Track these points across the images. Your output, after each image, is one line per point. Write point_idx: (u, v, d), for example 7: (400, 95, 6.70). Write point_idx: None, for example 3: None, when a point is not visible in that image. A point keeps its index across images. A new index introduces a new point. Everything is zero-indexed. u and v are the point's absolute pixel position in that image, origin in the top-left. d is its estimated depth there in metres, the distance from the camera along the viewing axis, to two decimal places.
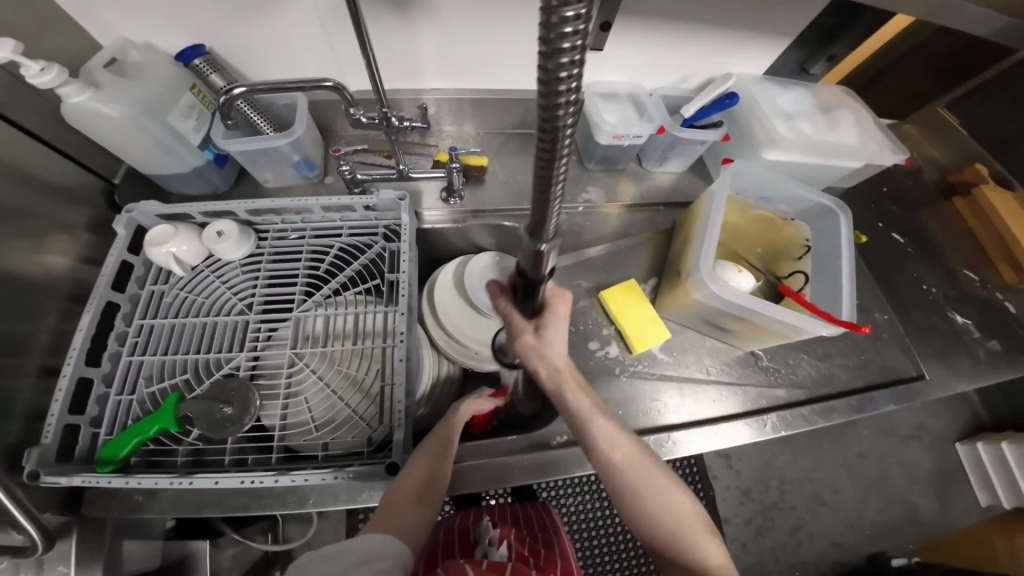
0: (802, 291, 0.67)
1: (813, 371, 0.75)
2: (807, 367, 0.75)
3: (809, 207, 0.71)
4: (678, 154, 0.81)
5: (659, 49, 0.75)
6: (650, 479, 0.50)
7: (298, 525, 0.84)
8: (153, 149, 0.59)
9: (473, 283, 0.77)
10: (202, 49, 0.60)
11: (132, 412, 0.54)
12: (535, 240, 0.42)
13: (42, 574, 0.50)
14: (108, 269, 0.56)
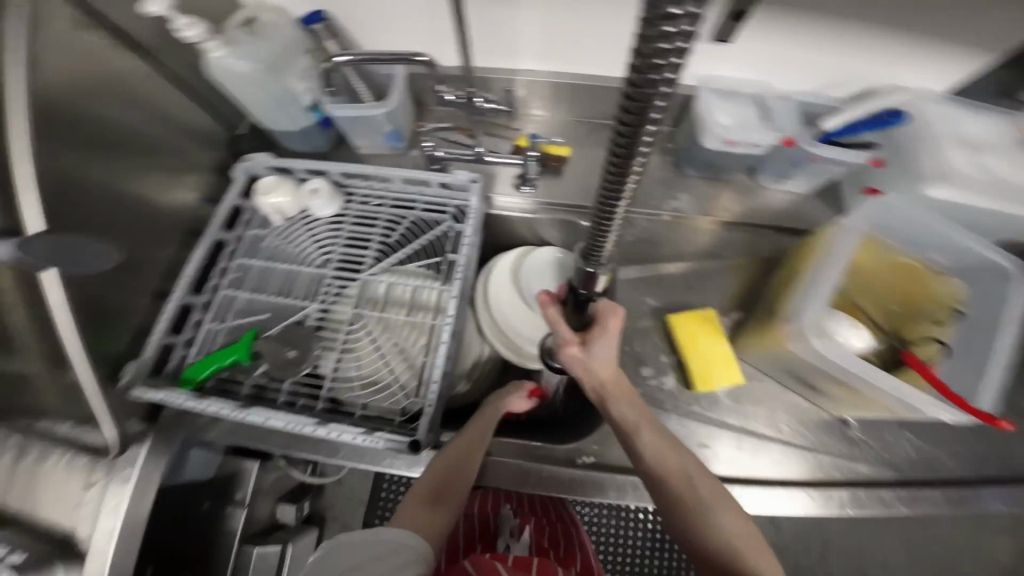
0: (931, 363, 0.53)
1: (925, 462, 0.59)
2: (916, 455, 0.60)
3: (971, 260, 0.55)
4: (802, 173, 0.69)
5: (804, 46, 0.61)
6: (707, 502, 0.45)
7: None
8: (271, 105, 0.65)
9: (532, 278, 0.75)
10: (322, 15, 0.64)
11: (218, 339, 0.62)
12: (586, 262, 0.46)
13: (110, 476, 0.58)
14: (222, 211, 0.65)
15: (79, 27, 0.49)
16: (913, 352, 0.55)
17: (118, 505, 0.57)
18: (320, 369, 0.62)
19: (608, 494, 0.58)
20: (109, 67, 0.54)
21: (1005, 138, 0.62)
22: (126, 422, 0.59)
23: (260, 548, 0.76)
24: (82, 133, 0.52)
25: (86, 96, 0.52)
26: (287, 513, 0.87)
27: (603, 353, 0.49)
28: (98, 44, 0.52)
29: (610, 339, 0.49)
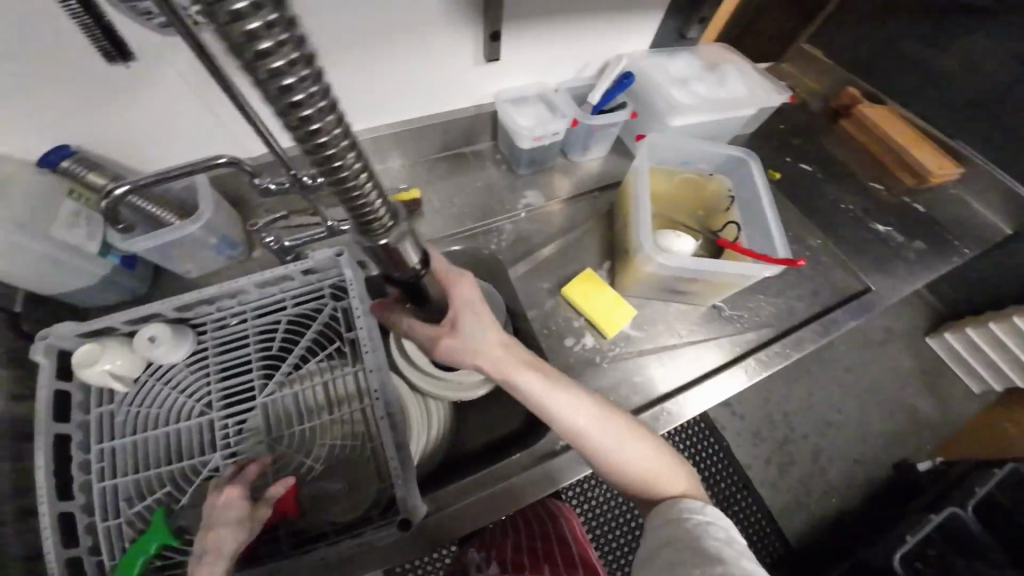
0: (737, 239, 0.71)
1: (772, 308, 0.80)
2: (766, 306, 0.80)
3: (723, 161, 0.76)
4: (598, 140, 0.86)
5: (553, 46, 0.77)
6: (614, 435, 0.52)
7: None
8: (37, 272, 0.53)
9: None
10: (67, 150, 0.53)
11: (126, 534, 0.51)
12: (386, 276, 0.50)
13: None
14: (41, 405, 0.51)
15: None
16: (724, 237, 0.72)
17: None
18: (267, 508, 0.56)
19: None
20: None
21: (696, 69, 0.87)
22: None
23: None
24: None
25: None
26: None
27: (480, 336, 0.54)
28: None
29: (480, 317, 0.55)
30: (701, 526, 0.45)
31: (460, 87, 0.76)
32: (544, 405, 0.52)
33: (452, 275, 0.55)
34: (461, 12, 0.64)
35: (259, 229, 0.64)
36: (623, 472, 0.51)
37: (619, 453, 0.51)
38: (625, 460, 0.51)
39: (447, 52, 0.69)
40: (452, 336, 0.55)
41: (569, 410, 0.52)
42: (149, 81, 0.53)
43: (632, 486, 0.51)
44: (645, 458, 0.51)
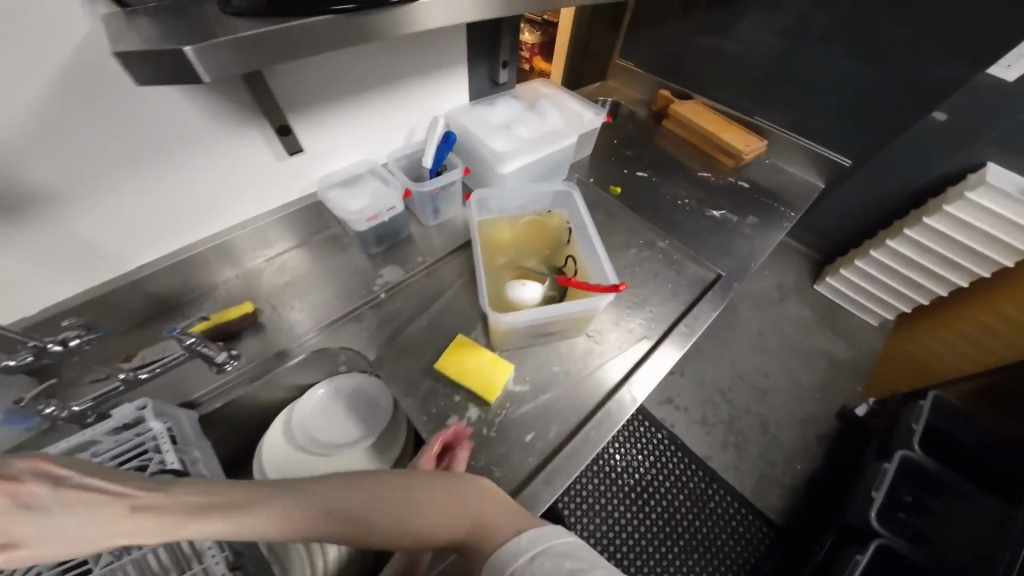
0: (580, 271, 0.72)
1: (642, 318, 0.83)
2: (637, 319, 0.82)
3: (553, 195, 0.81)
4: (443, 201, 0.86)
5: (360, 120, 0.78)
6: (392, 502, 0.45)
7: None
8: None
9: (318, 420, 0.74)
10: None
11: None
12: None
13: None
14: None
15: None
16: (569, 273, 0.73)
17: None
18: None
19: None
20: None
21: (517, 112, 0.90)
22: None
23: None
24: None
25: None
26: None
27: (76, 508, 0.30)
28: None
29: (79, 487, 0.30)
30: (532, 556, 0.41)
31: (273, 184, 0.74)
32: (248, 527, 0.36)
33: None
34: (232, 115, 0.62)
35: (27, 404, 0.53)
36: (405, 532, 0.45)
37: (395, 511, 0.45)
38: (392, 514, 0.44)
39: (241, 158, 0.67)
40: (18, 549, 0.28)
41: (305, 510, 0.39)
42: None
43: (441, 532, 0.46)
44: (423, 503, 0.46)
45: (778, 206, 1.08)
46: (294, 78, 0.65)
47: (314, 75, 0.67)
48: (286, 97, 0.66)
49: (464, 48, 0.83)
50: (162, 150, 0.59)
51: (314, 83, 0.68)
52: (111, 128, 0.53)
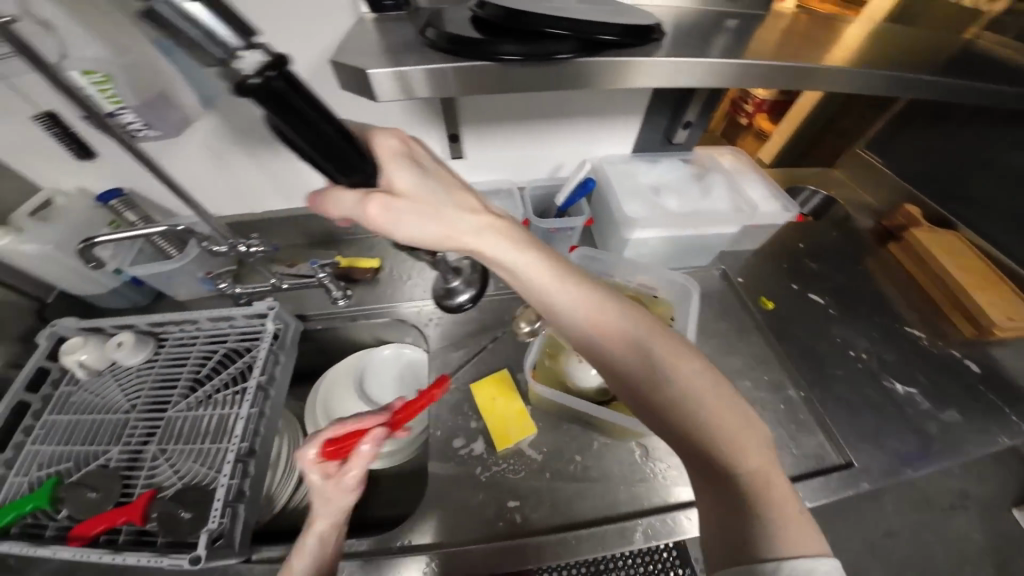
0: None
1: None
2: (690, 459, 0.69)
3: (668, 284, 0.70)
4: (556, 242, 0.84)
5: (516, 146, 0.84)
6: (685, 363, 0.46)
7: None
8: (75, 278, 0.72)
9: (375, 376, 0.87)
10: (119, 192, 0.73)
11: (20, 492, 0.64)
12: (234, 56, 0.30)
13: None
14: (27, 374, 0.71)
15: None
16: None
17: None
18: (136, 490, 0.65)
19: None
20: None
21: (682, 179, 0.81)
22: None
23: None
24: None
25: None
26: None
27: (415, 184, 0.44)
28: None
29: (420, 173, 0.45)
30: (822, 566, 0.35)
31: None
32: (555, 309, 0.50)
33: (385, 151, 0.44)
34: (421, 118, 0.76)
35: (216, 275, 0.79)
36: (675, 424, 0.44)
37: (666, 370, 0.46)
38: (670, 395, 0.44)
39: None
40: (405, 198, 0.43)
41: (608, 305, 0.50)
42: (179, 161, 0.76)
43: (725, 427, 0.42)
44: (713, 400, 0.44)
45: (1005, 408, 0.74)
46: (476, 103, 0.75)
47: (493, 104, 0.75)
48: (466, 115, 0.76)
49: (642, 110, 0.80)
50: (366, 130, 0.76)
51: (490, 107, 0.76)
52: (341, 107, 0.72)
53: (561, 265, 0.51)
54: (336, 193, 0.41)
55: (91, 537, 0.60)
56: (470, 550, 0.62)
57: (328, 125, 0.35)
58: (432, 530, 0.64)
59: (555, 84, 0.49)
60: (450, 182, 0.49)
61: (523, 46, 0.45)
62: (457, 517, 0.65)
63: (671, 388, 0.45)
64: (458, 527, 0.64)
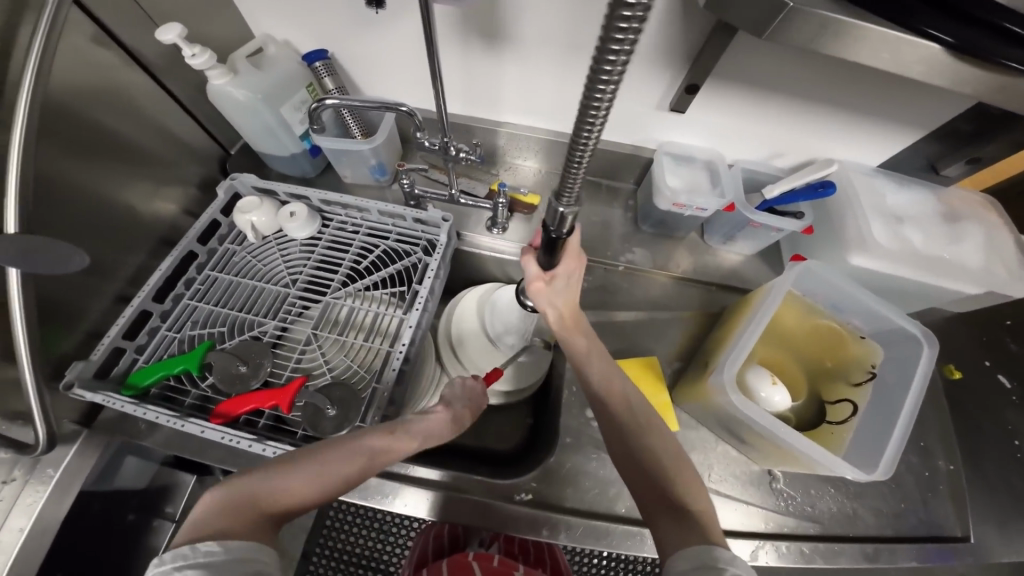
0: (847, 421, 0.57)
1: (840, 512, 0.60)
2: (829, 501, 0.61)
3: (887, 328, 0.60)
4: (749, 235, 0.73)
5: (749, 119, 0.69)
6: (644, 414, 0.51)
7: None
8: (265, 133, 0.70)
9: (494, 311, 0.78)
10: (324, 55, 0.70)
11: (171, 348, 0.61)
12: (558, 202, 0.40)
13: (33, 473, 0.57)
14: (199, 223, 0.67)
15: (93, 37, 0.53)
16: (832, 412, 0.59)
17: (32, 505, 0.56)
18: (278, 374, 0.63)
19: (542, 535, 0.58)
20: (108, 77, 0.55)
21: (925, 215, 0.68)
22: (60, 421, 0.57)
23: None
24: (67, 124, 0.52)
25: (91, 100, 0.54)
26: None
27: (567, 293, 0.56)
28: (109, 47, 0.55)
29: (574, 283, 0.56)
30: (699, 554, 0.37)
31: (632, 126, 0.74)
32: (577, 365, 0.55)
33: (572, 251, 0.54)
34: (663, 57, 0.63)
35: (407, 170, 0.74)
36: (647, 466, 0.46)
37: (644, 411, 0.51)
38: (649, 442, 0.48)
39: (637, 91, 0.69)
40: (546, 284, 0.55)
41: (599, 374, 0.53)
42: (383, 35, 0.69)
43: (647, 458, 0.47)
44: (660, 437, 0.49)
45: None
46: (739, 53, 0.60)
47: (759, 59, 0.60)
48: (721, 66, 0.62)
49: (939, 118, 0.62)
50: None
51: (753, 64, 0.61)
52: (579, 23, 0.61)
53: (615, 363, 0.55)
54: (526, 258, 0.56)
55: (236, 416, 0.57)
56: (589, 519, 0.59)
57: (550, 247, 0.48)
58: (545, 494, 0.61)
59: (961, 86, 0.41)
60: (576, 294, 0.57)
61: (959, 30, 0.37)
62: (578, 484, 0.62)
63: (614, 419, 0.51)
64: (574, 498, 0.61)
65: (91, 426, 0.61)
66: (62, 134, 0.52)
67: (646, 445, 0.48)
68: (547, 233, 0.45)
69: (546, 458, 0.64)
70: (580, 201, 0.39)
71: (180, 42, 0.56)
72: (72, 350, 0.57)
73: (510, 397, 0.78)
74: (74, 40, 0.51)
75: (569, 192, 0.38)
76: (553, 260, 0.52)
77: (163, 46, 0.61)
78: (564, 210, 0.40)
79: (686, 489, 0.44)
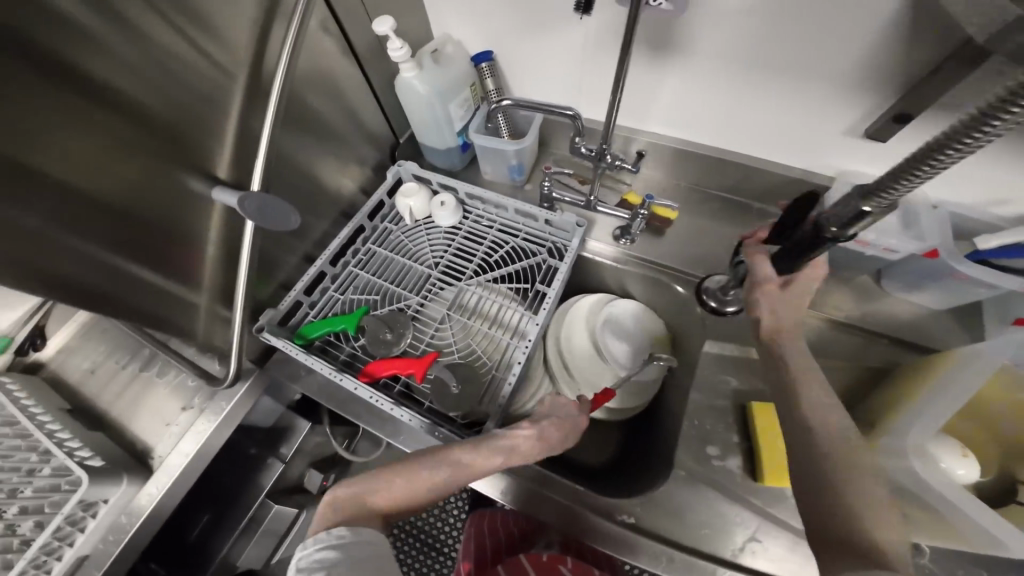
0: None
1: None
2: None
3: None
4: (942, 288, 0.61)
5: (973, 156, 0.56)
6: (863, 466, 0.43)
7: (369, 444, 1.05)
8: (432, 126, 0.78)
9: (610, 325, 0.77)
10: (490, 56, 0.76)
11: (335, 308, 0.72)
12: (866, 198, 0.36)
13: (212, 400, 0.69)
14: (369, 203, 0.77)
15: (324, 36, 0.64)
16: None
17: (202, 432, 0.67)
18: (412, 348, 0.70)
19: (641, 562, 0.55)
20: (326, 68, 0.66)
21: None
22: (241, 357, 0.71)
23: (277, 508, 0.92)
24: (295, 110, 0.64)
25: (310, 85, 0.65)
26: (313, 479, 0.98)
27: (794, 302, 0.53)
28: (329, 49, 0.65)
29: (805, 293, 0.53)
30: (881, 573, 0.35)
31: (803, 147, 0.67)
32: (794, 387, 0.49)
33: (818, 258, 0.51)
34: (868, 77, 0.56)
35: (552, 173, 0.74)
36: (838, 503, 0.42)
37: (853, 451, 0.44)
38: (855, 481, 0.43)
39: (823, 111, 0.62)
40: (776, 288, 0.53)
41: (818, 409, 0.47)
42: (551, 40, 0.70)
43: (835, 498, 0.42)
44: (871, 489, 0.42)
45: None
46: (978, 85, 0.50)
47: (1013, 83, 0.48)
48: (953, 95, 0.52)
49: None
50: (780, 69, 0.59)
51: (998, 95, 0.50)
52: (769, 35, 0.56)
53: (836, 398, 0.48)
54: (757, 257, 0.55)
55: (379, 377, 0.65)
56: (694, 556, 0.55)
57: (803, 250, 0.46)
58: (649, 520, 0.58)
59: None
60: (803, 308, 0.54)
61: None
62: (685, 518, 0.58)
63: (819, 453, 0.45)
64: (681, 529, 0.57)
65: (264, 366, 0.74)
66: (290, 115, 0.64)
67: (846, 481, 0.42)
68: (823, 228, 0.41)
69: (652, 488, 0.61)
70: (893, 203, 0.36)
71: (389, 34, 0.65)
72: (267, 295, 0.70)
73: (613, 414, 0.75)
74: (316, 38, 0.62)
75: (888, 196, 0.34)
76: (797, 265, 0.49)
77: (369, 43, 0.72)
78: (869, 209, 0.36)
79: (880, 537, 0.39)
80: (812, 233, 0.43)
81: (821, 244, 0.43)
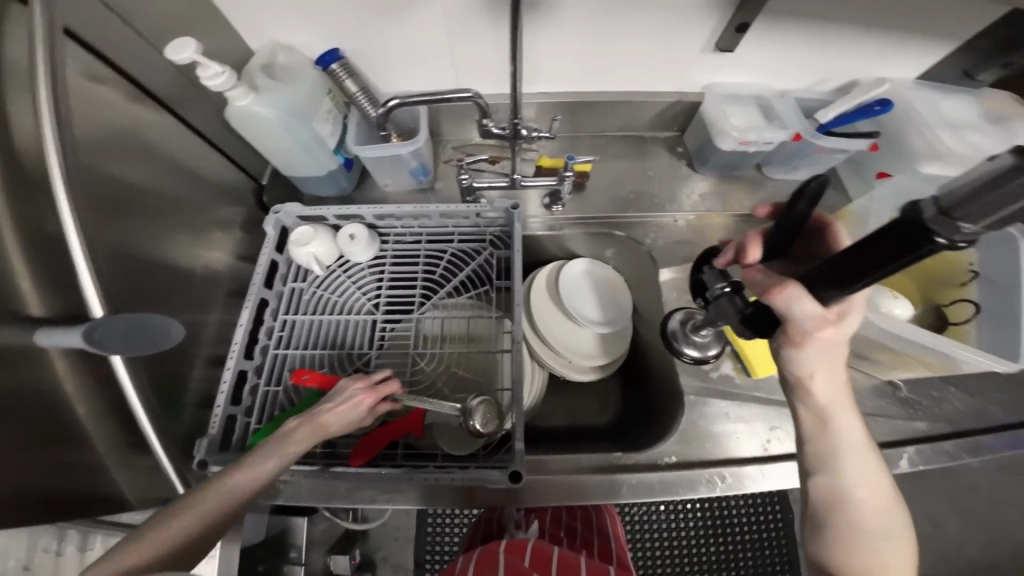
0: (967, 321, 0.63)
1: (958, 404, 0.66)
2: (953, 400, 0.66)
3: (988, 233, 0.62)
4: (810, 162, 0.75)
5: (798, 46, 0.67)
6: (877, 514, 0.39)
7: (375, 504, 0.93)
8: (300, 154, 0.64)
9: (571, 290, 0.77)
10: (337, 54, 0.63)
11: (279, 402, 0.59)
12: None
13: None
14: (260, 268, 0.61)
15: (103, 87, 0.46)
16: (950, 314, 0.65)
17: None
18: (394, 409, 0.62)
19: (700, 490, 0.59)
20: (128, 125, 0.49)
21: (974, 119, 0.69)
22: None
23: None
24: (107, 190, 0.47)
25: (115, 155, 0.48)
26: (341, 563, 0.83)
27: (835, 349, 0.38)
28: (114, 99, 0.48)
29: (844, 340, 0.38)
30: None
31: (674, 71, 0.72)
32: (825, 450, 0.40)
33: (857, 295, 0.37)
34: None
35: (465, 164, 0.68)
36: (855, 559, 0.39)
37: (871, 501, 0.39)
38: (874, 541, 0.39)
39: (680, 35, 0.66)
40: (825, 327, 0.36)
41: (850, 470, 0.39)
42: (405, 23, 0.62)
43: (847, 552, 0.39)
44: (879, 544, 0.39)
45: None
46: None
47: None
48: None
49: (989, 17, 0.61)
50: (634, 6, 0.61)
51: None
52: None
53: (873, 460, 0.40)
54: (791, 290, 0.36)
55: (375, 453, 0.57)
56: (736, 465, 0.61)
57: (881, 258, 0.31)
58: (687, 452, 0.63)
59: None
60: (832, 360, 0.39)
61: None
62: (719, 440, 0.63)
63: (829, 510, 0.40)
64: (722, 451, 0.62)
65: None
66: (104, 200, 0.47)
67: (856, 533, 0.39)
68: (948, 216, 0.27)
69: (680, 424, 0.64)
70: None
71: (196, 61, 0.50)
72: (184, 427, 0.55)
73: (605, 370, 0.76)
74: (91, 91, 0.45)
75: None
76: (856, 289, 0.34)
77: (172, 78, 0.54)
78: None
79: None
80: (913, 222, 0.29)
81: (921, 248, 0.29)
